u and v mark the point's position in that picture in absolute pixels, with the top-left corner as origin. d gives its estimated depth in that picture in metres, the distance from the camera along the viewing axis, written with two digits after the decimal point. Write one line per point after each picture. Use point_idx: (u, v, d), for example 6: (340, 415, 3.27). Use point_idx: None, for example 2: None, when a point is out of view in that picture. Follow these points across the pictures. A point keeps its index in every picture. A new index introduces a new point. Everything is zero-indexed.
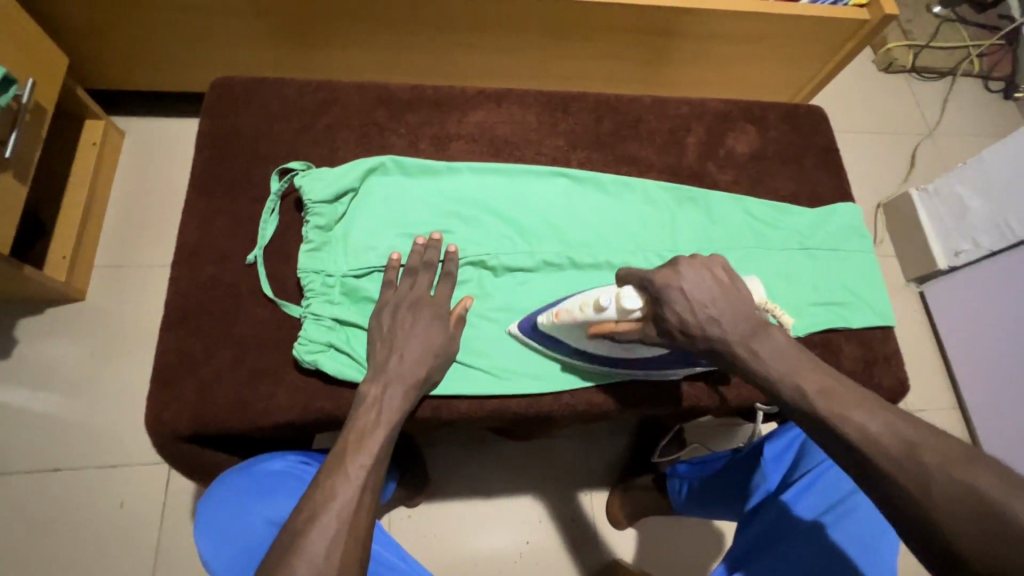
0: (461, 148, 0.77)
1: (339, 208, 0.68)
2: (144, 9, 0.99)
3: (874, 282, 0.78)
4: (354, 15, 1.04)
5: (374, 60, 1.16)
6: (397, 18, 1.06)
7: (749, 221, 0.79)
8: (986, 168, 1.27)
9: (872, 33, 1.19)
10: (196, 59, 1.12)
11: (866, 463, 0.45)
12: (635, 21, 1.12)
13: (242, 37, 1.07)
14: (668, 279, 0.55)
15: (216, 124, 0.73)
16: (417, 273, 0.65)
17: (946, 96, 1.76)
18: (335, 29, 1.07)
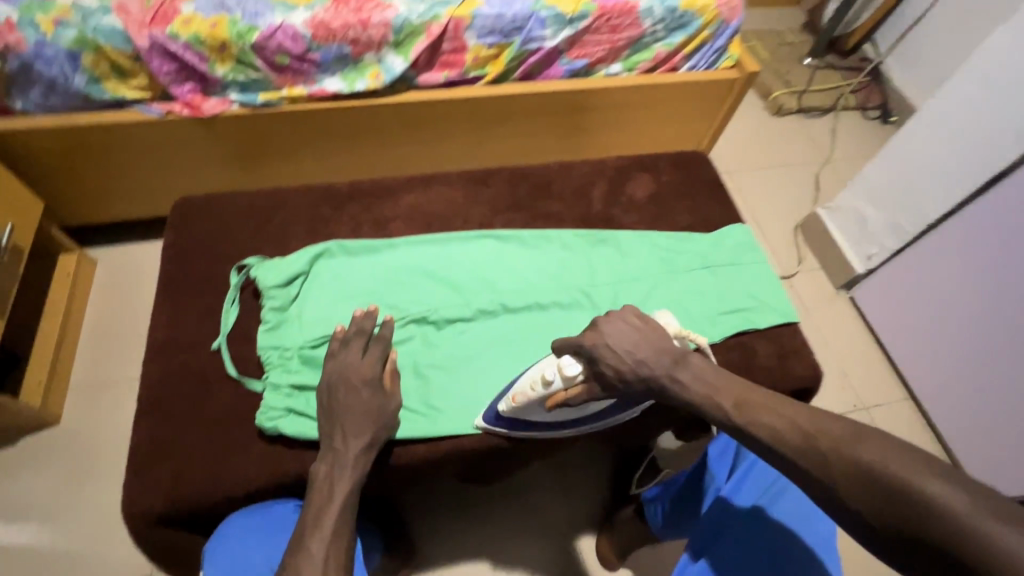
0: (398, 226, 0.89)
1: (292, 290, 0.77)
2: (117, 151, 1.14)
3: (772, 287, 0.90)
4: (301, 129, 1.22)
5: (323, 165, 1.32)
6: (339, 128, 1.24)
7: (656, 251, 0.91)
8: (870, 182, 1.45)
9: (744, 87, 1.41)
10: (162, 186, 1.25)
11: (753, 431, 0.54)
12: (543, 104, 1.32)
13: (204, 160, 1.22)
14: (595, 340, 0.64)
15: (179, 234, 0.84)
16: (350, 343, 0.71)
17: (835, 127, 2.01)
18: (286, 143, 1.24)
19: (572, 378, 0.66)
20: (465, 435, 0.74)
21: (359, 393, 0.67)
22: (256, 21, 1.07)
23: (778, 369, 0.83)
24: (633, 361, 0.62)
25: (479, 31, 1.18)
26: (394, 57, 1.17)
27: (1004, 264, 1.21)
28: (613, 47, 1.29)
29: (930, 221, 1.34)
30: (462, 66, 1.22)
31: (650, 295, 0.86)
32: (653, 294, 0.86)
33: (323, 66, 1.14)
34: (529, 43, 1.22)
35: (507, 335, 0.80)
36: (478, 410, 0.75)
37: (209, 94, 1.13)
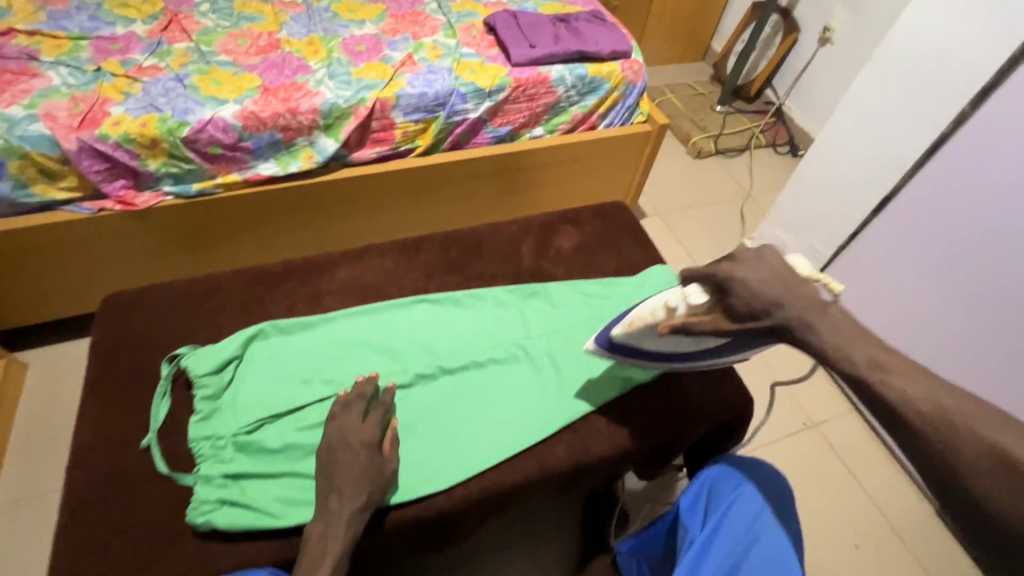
0: (333, 300, 0.91)
1: (225, 376, 0.77)
2: (45, 252, 1.12)
3: None
4: (242, 213, 1.24)
5: (266, 245, 1.34)
6: (280, 208, 1.27)
7: (585, 298, 0.96)
8: (784, 212, 1.57)
9: (657, 138, 1.54)
10: (96, 282, 1.22)
11: (875, 391, 0.53)
12: (476, 169, 1.40)
13: (142, 251, 1.22)
14: (731, 272, 0.64)
15: (107, 330, 0.82)
16: (350, 406, 0.73)
17: (752, 164, 2.19)
18: (227, 228, 1.26)
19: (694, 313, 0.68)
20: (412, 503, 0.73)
21: (358, 453, 0.69)
22: (186, 117, 1.11)
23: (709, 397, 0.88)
24: (771, 301, 0.61)
25: (405, 109, 1.27)
26: (325, 139, 1.23)
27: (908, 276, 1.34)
28: (532, 113, 1.41)
29: (839, 243, 1.46)
30: (392, 141, 1.30)
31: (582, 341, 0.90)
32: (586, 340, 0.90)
33: (256, 152, 1.19)
34: (453, 116, 1.32)
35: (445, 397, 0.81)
36: (424, 476, 0.74)
37: (142, 188, 1.15)
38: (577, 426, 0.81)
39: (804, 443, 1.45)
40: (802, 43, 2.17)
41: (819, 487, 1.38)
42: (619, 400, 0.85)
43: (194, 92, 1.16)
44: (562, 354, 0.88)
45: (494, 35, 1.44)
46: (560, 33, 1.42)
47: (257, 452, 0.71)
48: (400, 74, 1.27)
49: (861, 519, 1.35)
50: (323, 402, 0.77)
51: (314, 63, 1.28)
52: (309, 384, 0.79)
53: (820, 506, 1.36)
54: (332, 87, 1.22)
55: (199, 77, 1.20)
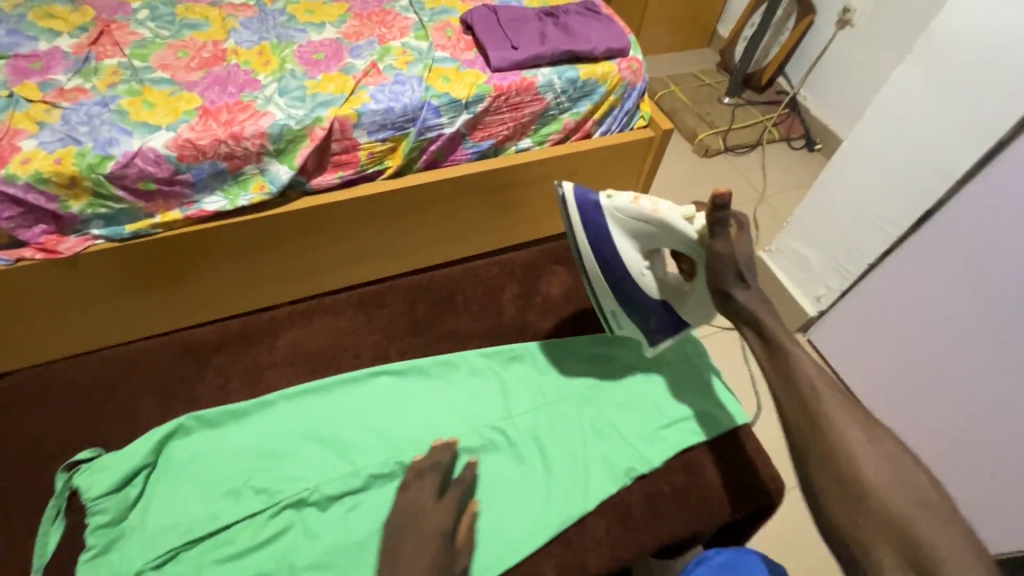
0: (277, 375, 0.76)
1: (131, 493, 0.63)
2: None
3: (707, 388, 0.81)
4: (198, 252, 1.09)
5: (230, 285, 1.18)
6: (240, 243, 1.12)
7: (567, 361, 0.81)
8: (805, 223, 1.39)
9: (661, 146, 1.36)
10: (31, 339, 1.06)
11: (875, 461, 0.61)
12: (462, 188, 1.23)
13: (80, 302, 1.06)
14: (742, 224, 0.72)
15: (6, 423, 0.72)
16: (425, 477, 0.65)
17: (764, 162, 2.00)
18: (183, 270, 1.10)
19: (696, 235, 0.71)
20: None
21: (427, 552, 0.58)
22: (109, 150, 0.95)
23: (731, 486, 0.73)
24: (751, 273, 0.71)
25: (368, 127, 1.10)
26: (278, 167, 1.07)
27: (945, 306, 1.17)
28: (517, 124, 1.24)
29: (869, 261, 1.28)
30: (357, 164, 1.14)
31: (569, 417, 0.75)
32: (578, 415, 0.76)
33: (198, 185, 1.04)
34: (426, 133, 1.16)
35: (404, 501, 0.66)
36: None
37: (67, 232, 0.99)
38: (570, 536, 0.66)
39: None
40: (819, 26, 1.96)
41: None
42: (621, 497, 0.70)
43: (121, 118, 1.00)
44: (554, 439, 0.73)
45: (471, 36, 1.26)
46: (547, 31, 1.24)
47: None
48: (362, 87, 1.11)
49: None
50: (254, 520, 0.63)
51: (263, 76, 1.12)
52: (237, 496, 0.64)
53: None
54: (282, 106, 1.06)
55: (129, 99, 1.04)
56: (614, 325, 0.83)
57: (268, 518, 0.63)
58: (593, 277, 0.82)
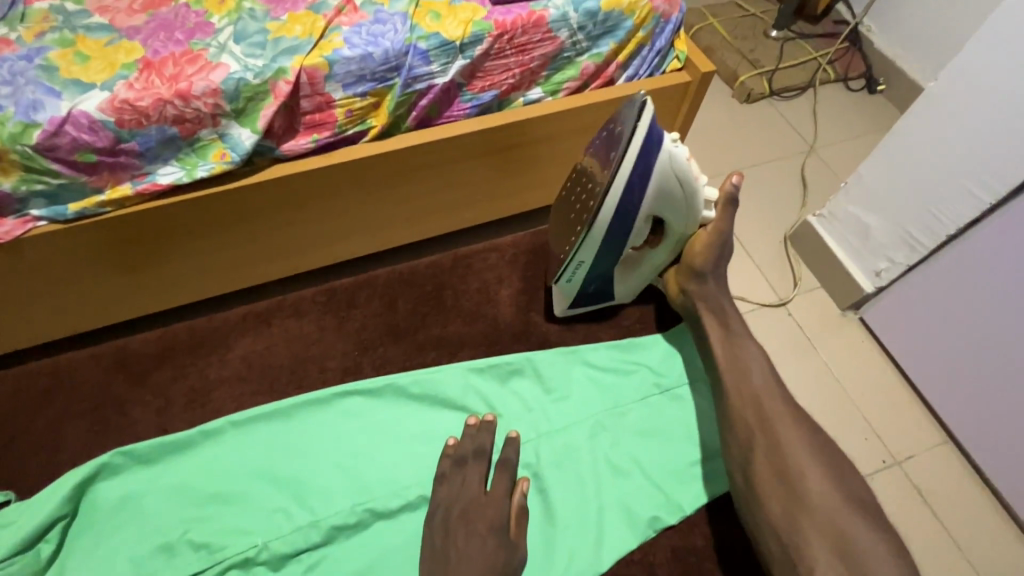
0: (224, 393, 0.83)
1: (60, 538, 0.71)
2: None
3: (673, 428, 0.87)
4: (163, 233, 0.95)
5: (204, 266, 1.05)
6: (209, 221, 0.97)
7: (569, 386, 0.87)
8: (868, 184, 1.16)
9: (699, 92, 1.14)
10: None
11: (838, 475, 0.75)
12: (464, 149, 1.05)
13: (32, 295, 0.95)
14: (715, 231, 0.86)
15: None
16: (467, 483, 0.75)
17: (816, 108, 1.73)
18: (148, 252, 0.97)
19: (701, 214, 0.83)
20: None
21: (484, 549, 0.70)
22: (34, 116, 0.80)
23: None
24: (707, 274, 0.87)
25: (343, 79, 0.92)
26: (239, 130, 0.90)
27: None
28: (525, 70, 1.03)
29: (949, 232, 1.05)
30: (333, 124, 0.96)
31: (593, 450, 0.83)
32: (594, 449, 0.83)
33: (148, 155, 0.88)
34: (413, 84, 0.96)
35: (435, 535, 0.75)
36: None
37: (4, 213, 0.86)
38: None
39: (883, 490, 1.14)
40: None
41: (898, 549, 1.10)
42: (645, 549, 0.79)
43: (49, 75, 0.84)
44: (551, 463, 0.82)
45: None
46: None
47: None
48: (334, 29, 0.92)
49: None
50: None
51: (218, 18, 0.93)
52: (174, 551, 0.71)
53: None
54: (239, 55, 0.88)
55: (60, 50, 0.86)
56: (569, 274, 0.84)
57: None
58: (599, 220, 0.76)
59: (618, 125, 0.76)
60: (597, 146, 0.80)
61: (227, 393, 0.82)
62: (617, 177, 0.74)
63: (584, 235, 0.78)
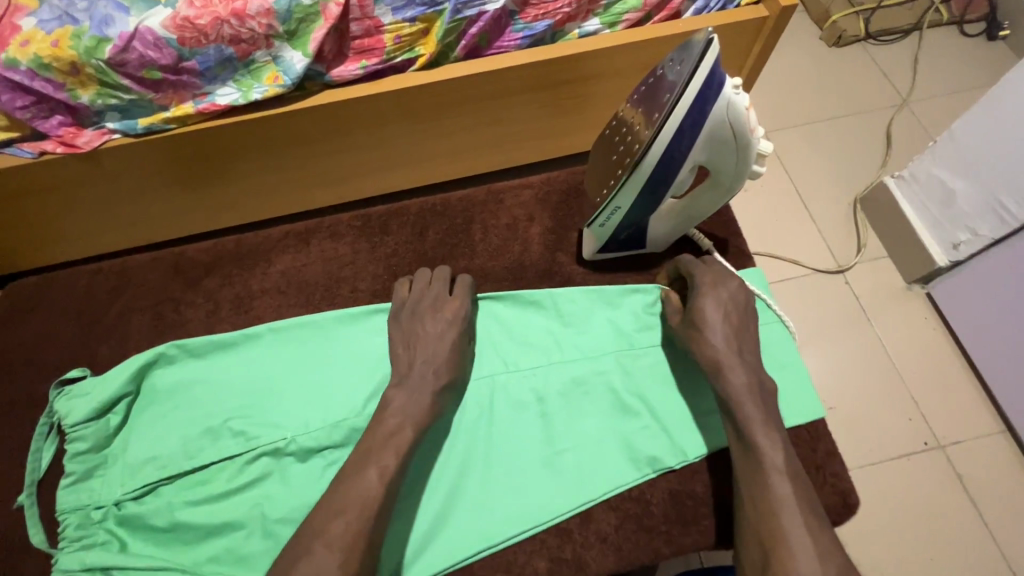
0: (266, 304, 0.79)
1: (110, 421, 0.69)
2: (22, 201, 0.99)
3: None
4: (228, 150, 1.01)
5: (263, 183, 1.11)
6: (267, 141, 1.01)
7: (589, 321, 0.80)
8: (960, 144, 1.03)
9: (777, 30, 1.02)
10: (88, 227, 1.09)
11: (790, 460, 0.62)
12: (515, 84, 1.02)
13: (116, 196, 1.04)
14: (717, 288, 0.74)
15: (17, 320, 0.78)
16: (411, 305, 0.76)
17: (918, 55, 1.52)
18: (214, 166, 1.04)
19: (758, 175, 0.69)
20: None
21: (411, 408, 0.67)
22: (106, 31, 0.85)
23: (757, 496, 0.62)
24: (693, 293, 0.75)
25: (392, 2, 0.91)
26: (291, 53, 0.91)
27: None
28: None
29: None
30: (382, 50, 0.95)
31: (604, 388, 0.76)
32: (605, 386, 0.76)
33: (207, 75, 0.91)
34: (463, 9, 0.92)
35: (428, 448, 0.72)
36: None
37: (84, 124, 0.94)
38: (571, 527, 0.69)
39: (919, 469, 1.09)
40: None
41: (927, 531, 1.05)
42: (642, 489, 0.71)
43: None
44: (558, 400, 0.75)
45: None
46: None
47: (141, 531, 0.65)
48: None
49: None
50: (232, 461, 0.68)
51: None
52: (217, 437, 0.68)
53: (925, 556, 1.03)
54: None
55: None
56: (601, 220, 0.74)
57: (245, 462, 0.67)
58: (642, 172, 0.66)
59: (672, 70, 0.62)
60: (657, 75, 0.65)
61: (266, 303, 0.79)
62: (669, 126, 0.62)
63: (622, 182, 0.68)
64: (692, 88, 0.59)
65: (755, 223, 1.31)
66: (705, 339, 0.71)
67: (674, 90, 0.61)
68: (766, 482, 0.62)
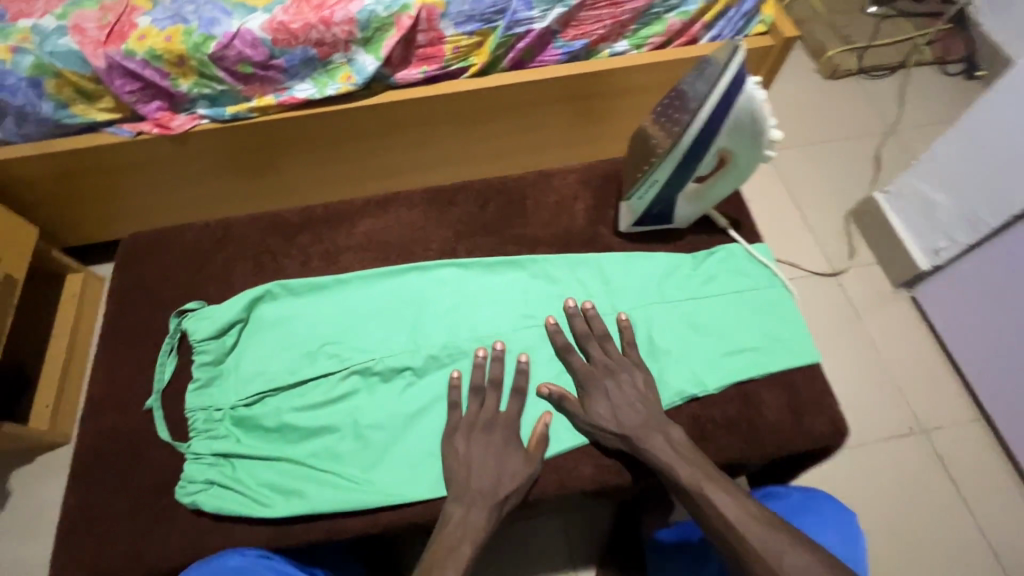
0: (352, 259, 0.80)
1: (228, 340, 0.71)
2: (120, 171, 1.12)
3: (798, 321, 0.76)
4: (294, 140, 1.15)
5: (320, 171, 1.24)
6: (331, 136, 1.15)
7: None
8: (940, 163, 1.18)
9: (780, 56, 1.18)
10: (169, 195, 1.20)
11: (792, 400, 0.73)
12: (553, 94, 1.17)
13: (198, 164, 1.14)
14: None
15: (127, 266, 0.79)
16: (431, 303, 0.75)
17: (905, 89, 1.70)
18: (280, 155, 1.18)
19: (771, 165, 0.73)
20: (250, 524, 0.63)
21: None
22: (212, 31, 0.99)
23: None
24: None
25: (455, 18, 1.05)
26: (365, 57, 1.06)
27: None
28: (615, 23, 1.12)
29: (1014, 213, 1.08)
30: (441, 58, 1.10)
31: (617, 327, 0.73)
32: None
33: (290, 72, 1.05)
34: (514, 27, 1.07)
35: None
36: None
37: (178, 110, 1.07)
38: None
39: (904, 452, 1.20)
40: None
41: (916, 506, 1.15)
42: None
43: None
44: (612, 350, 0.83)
45: None
46: None
47: (256, 430, 0.66)
48: None
49: (964, 554, 1.11)
50: (328, 379, 0.69)
51: None
52: (316, 359, 0.70)
53: (914, 530, 1.13)
54: None
55: None
56: (639, 194, 0.75)
57: (340, 378, 0.69)
58: (675, 153, 0.69)
59: (706, 69, 0.66)
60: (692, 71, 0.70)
61: (353, 259, 0.80)
62: (702, 114, 0.66)
63: (661, 159, 0.71)
64: (720, 83, 0.64)
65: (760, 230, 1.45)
66: (590, 408, 0.67)
67: (705, 85, 0.65)
68: (698, 494, 0.60)
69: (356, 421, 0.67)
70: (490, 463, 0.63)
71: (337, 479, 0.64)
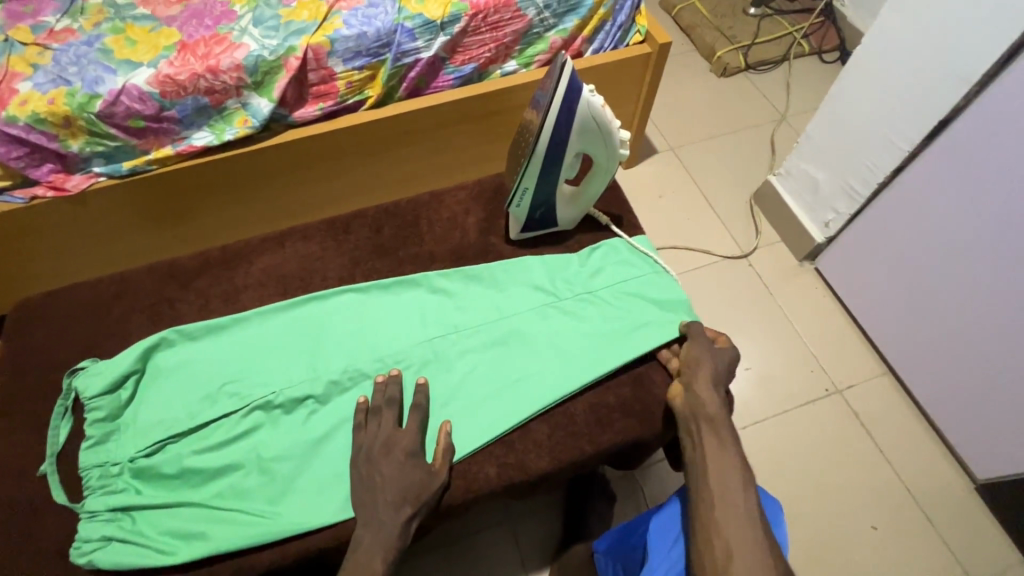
0: (251, 296, 0.81)
1: (123, 393, 0.71)
2: (16, 239, 1.09)
3: (679, 303, 0.82)
4: (199, 188, 1.15)
5: (232, 215, 1.24)
6: (237, 179, 1.17)
7: None
8: (815, 142, 1.29)
9: (660, 61, 1.27)
10: (74, 257, 1.18)
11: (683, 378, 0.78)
12: (452, 116, 1.22)
13: (101, 222, 1.13)
14: None
15: (15, 333, 0.78)
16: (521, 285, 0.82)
17: (791, 78, 1.85)
18: (188, 205, 1.18)
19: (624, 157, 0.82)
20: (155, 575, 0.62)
21: None
22: (96, 89, 1.00)
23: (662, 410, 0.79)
24: None
25: (343, 55, 1.09)
26: (258, 100, 1.08)
27: (946, 224, 1.10)
28: (499, 45, 1.18)
29: (879, 180, 1.19)
30: (336, 94, 1.13)
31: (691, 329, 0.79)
32: None
33: (185, 121, 1.06)
34: (403, 58, 1.12)
35: None
36: None
37: (72, 170, 1.06)
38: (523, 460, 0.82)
39: (824, 412, 1.28)
40: None
41: (839, 461, 1.23)
42: None
43: (105, 56, 1.04)
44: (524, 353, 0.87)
45: None
46: None
47: (156, 479, 0.66)
48: (335, 13, 1.09)
49: (888, 500, 1.19)
50: (229, 418, 0.70)
51: (239, 7, 1.11)
52: (215, 400, 0.71)
53: (841, 485, 1.20)
54: (257, 36, 1.07)
55: (113, 37, 1.06)
56: (516, 201, 0.80)
57: (240, 416, 0.70)
58: (536, 158, 0.76)
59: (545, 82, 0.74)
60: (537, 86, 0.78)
61: (252, 296, 0.81)
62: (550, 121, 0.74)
63: (525, 166, 0.77)
64: (558, 92, 0.72)
65: (673, 222, 1.53)
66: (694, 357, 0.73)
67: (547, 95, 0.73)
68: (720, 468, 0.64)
69: (258, 455, 0.68)
70: (393, 476, 0.65)
71: (242, 515, 0.64)
